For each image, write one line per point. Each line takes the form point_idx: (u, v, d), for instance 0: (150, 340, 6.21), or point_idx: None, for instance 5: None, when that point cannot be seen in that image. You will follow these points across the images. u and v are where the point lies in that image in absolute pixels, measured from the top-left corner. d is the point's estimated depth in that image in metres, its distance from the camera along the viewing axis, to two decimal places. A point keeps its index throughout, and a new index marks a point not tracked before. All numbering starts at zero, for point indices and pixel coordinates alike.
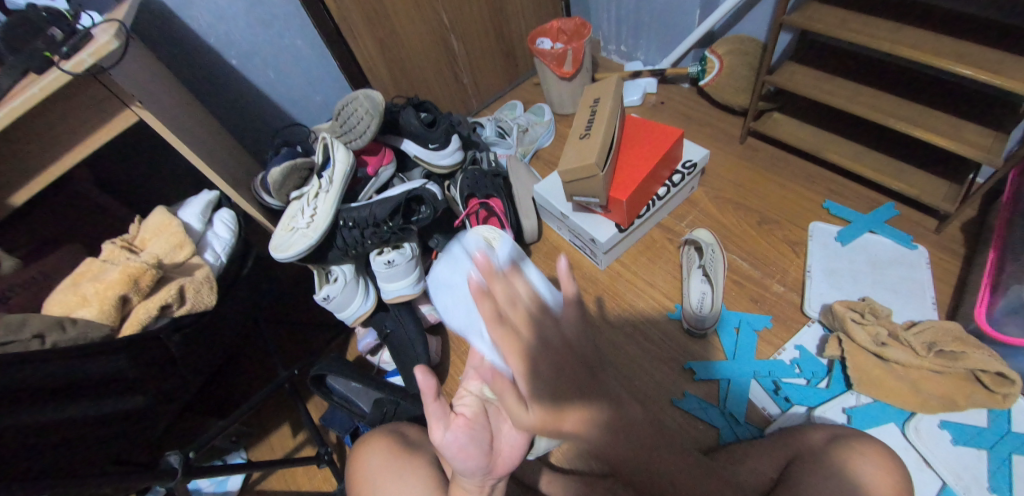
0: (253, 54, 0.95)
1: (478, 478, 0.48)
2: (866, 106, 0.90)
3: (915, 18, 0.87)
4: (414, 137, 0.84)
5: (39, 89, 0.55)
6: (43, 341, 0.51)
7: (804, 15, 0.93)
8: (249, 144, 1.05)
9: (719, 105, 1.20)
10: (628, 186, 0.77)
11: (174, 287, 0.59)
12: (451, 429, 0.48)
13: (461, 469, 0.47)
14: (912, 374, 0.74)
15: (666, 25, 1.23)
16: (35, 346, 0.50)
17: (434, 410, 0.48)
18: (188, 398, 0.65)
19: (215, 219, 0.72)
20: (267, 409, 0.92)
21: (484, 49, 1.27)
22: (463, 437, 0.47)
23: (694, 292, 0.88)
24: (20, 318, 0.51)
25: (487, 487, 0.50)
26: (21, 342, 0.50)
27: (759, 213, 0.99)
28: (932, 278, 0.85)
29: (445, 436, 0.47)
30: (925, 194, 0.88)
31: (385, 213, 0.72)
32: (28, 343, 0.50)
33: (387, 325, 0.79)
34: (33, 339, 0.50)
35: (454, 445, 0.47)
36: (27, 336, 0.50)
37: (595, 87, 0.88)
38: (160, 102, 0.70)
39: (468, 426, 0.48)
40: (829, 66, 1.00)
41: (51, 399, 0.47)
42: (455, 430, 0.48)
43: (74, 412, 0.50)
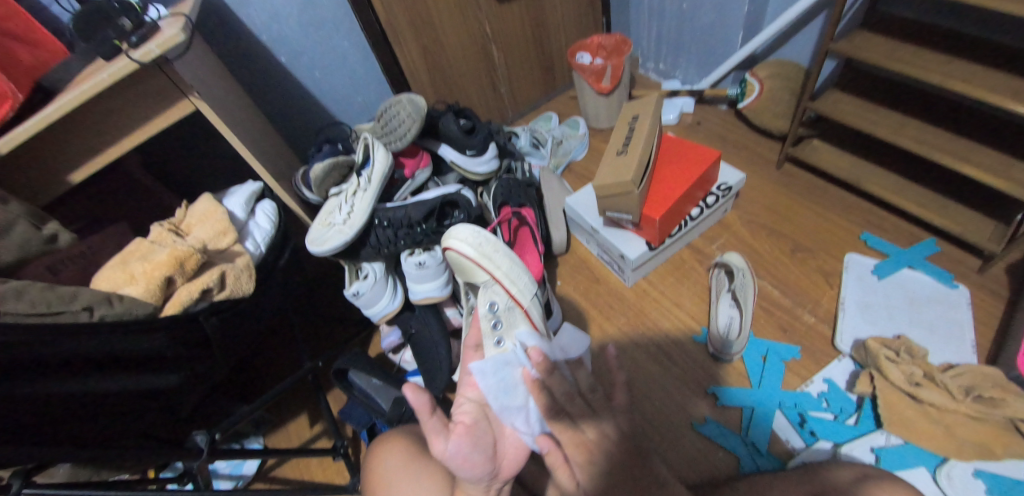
0: (302, 54, 0.98)
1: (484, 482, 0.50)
2: (912, 138, 0.88)
3: (970, 52, 0.84)
4: (452, 142, 0.85)
5: (108, 75, 0.58)
6: (91, 313, 0.53)
7: (852, 43, 0.92)
8: (291, 139, 1.09)
9: (756, 128, 1.19)
10: (662, 204, 0.77)
11: (216, 272, 0.61)
12: (452, 439, 0.48)
13: (465, 477, 0.48)
14: (946, 419, 0.71)
15: (707, 46, 1.23)
16: (83, 318, 0.53)
17: (435, 423, 0.47)
18: (219, 379, 0.66)
19: (257, 210, 0.75)
20: (288, 397, 0.94)
21: (523, 60, 1.29)
22: (466, 448, 0.47)
23: (721, 315, 0.86)
24: (72, 290, 0.53)
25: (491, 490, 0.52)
26: (71, 313, 0.52)
27: (793, 240, 0.97)
28: (973, 320, 0.82)
29: (447, 448, 0.47)
30: (970, 232, 0.85)
31: (420, 215, 0.74)
32: (77, 314, 0.53)
33: (412, 326, 0.80)
34: (82, 311, 0.53)
35: (456, 455, 0.47)
36: (77, 307, 0.52)
37: (634, 104, 0.89)
38: (215, 93, 0.73)
39: (469, 434, 0.49)
40: (875, 96, 0.98)
41: (88, 370, 0.50)
42: (457, 440, 0.48)
43: (108, 385, 0.52)
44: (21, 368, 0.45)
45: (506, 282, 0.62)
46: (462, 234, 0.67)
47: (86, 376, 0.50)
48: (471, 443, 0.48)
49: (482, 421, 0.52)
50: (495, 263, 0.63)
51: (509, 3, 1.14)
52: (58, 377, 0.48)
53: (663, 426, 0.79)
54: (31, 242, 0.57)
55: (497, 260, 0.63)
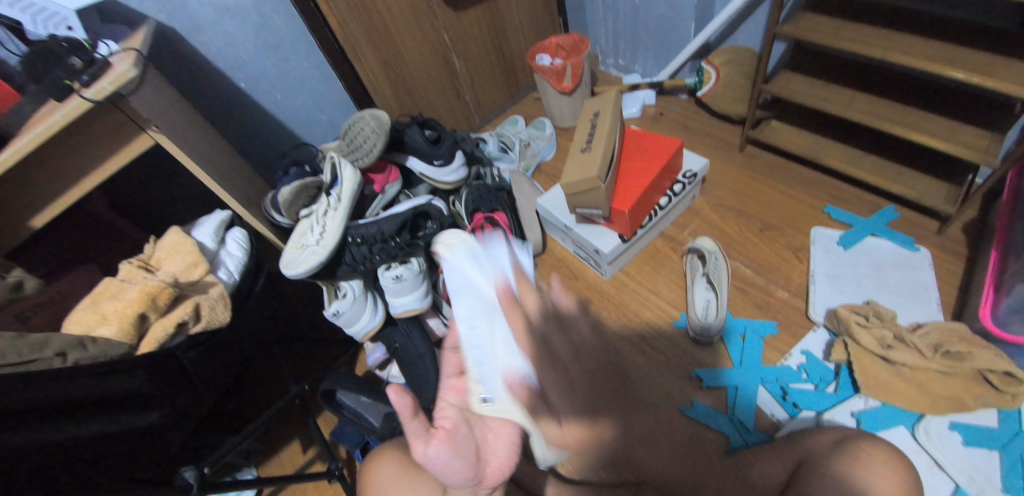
0: (261, 77, 0.98)
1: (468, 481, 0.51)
2: (862, 111, 0.92)
3: (906, 25, 0.89)
4: (419, 154, 0.86)
5: (61, 116, 0.57)
6: (65, 358, 0.52)
7: (797, 25, 0.96)
8: (258, 164, 1.08)
9: (717, 114, 1.22)
10: (630, 197, 0.79)
11: (190, 304, 0.61)
12: (433, 444, 0.49)
13: (446, 481, 0.50)
14: (918, 376, 0.74)
15: (662, 39, 1.26)
16: (57, 364, 0.52)
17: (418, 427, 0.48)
18: (202, 414, 0.66)
19: (227, 238, 0.75)
20: (279, 424, 0.93)
21: (485, 66, 1.31)
22: (445, 453, 0.48)
23: (698, 299, 0.89)
24: (42, 337, 0.52)
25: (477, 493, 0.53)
26: (44, 360, 0.51)
27: (761, 220, 1.00)
28: (935, 280, 0.86)
29: (427, 452, 0.48)
30: (924, 196, 0.89)
31: (392, 230, 0.75)
32: (51, 361, 0.52)
33: (396, 340, 0.80)
34: (55, 357, 0.52)
35: (439, 459, 0.48)
36: (50, 354, 0.51)
37: (595, 101, 0.91)
38: (174, 125, 0.73)
39: (449, 439, 0.50)
40: (824, 73, 1.02)
41: (66, 418, 0.49)
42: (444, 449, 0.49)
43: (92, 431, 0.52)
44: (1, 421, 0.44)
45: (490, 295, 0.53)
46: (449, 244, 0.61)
47: (69, 423, 0.49)
48: (455, 448, 0.50)
49: (462, 426, 0.53)
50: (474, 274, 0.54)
51: (466, 12, 1.16)
52: (38, 427, 0.46)
53: (653, 413, 0.80)
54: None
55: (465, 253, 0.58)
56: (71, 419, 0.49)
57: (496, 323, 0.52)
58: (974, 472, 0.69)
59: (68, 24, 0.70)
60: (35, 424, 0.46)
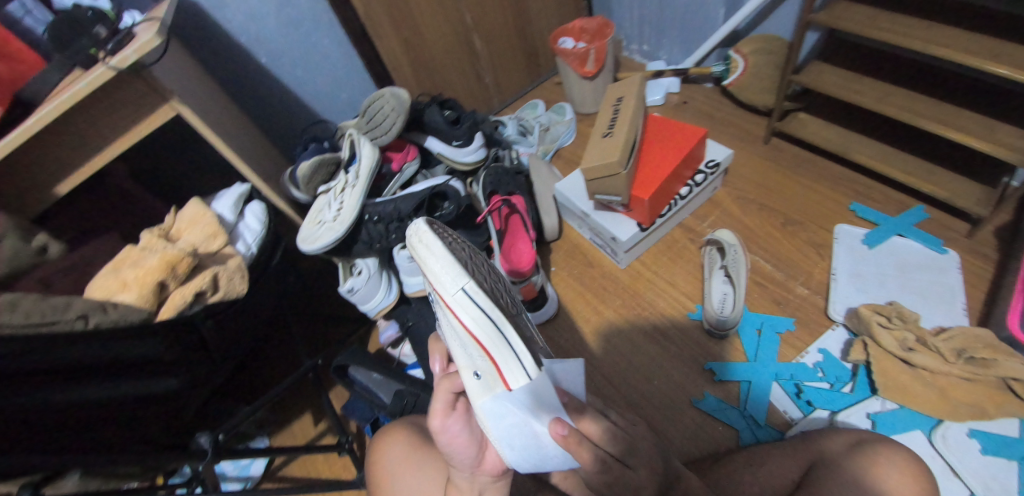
0: (282, 52, 0.97)
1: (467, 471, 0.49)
2: (895, 106, 0.88)
3: (949, 16, 0.84)
4: (439, 134, 0.85)
5: (86, 84, 0.57)
6: (87, 321, 0.53)
7: (832, 13, 0.92)
8: (277, 140, 1.08)
9: (742, 105, 1.19)
10: (651, 185, 0.77)
11: (209, 275, 0.61)
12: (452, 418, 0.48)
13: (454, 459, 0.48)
14: (939, 382, 0.73)
15: (690, 25, 1.22)
16: (79, 326, 0.52)
17: (440, 400, 0.47)
18: (217, 384, 0.67)
19: (246, 211, 0.75)
20: (291, 397, 0.95)
21: (506, 48, 1.28)
22: (457, 427, 0.47)
23: (715, 292, 0.87)
24: (64, 300, 0.53)
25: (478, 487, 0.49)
26: (66, 322, 0.52)
27: (784, 214, 0.98)
28: (962, 284, 0.83)
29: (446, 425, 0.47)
30: (956, 197, 0.86)
31: (409, 208, 0.74)
32: (72, 323, 0.53)
33: (409, 318, 0.81)
34: (77, 319, 0.53)
35: (455, 436, 0.47)
36: (72, 316, 0.52)
37: (618, 85, 0.88)
38: (195, 97, 0.73)
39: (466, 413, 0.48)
40: (858, 65, 0.98)
41: (84, 379, 0.50)
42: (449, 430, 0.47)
43: (112, 394, 0.53)
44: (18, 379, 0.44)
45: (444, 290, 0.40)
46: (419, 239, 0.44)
47: (86, 384, 0.50)
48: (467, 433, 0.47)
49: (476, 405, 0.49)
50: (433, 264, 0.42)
51: None
52: (56, 388, 0.47)
53: (663, 404, 0.80)
54: (20, 254, 0.59)
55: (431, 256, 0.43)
56: (92, 380, 0.50)
57: (450, 315, 0.41)
58: (991, 480, 0.67)
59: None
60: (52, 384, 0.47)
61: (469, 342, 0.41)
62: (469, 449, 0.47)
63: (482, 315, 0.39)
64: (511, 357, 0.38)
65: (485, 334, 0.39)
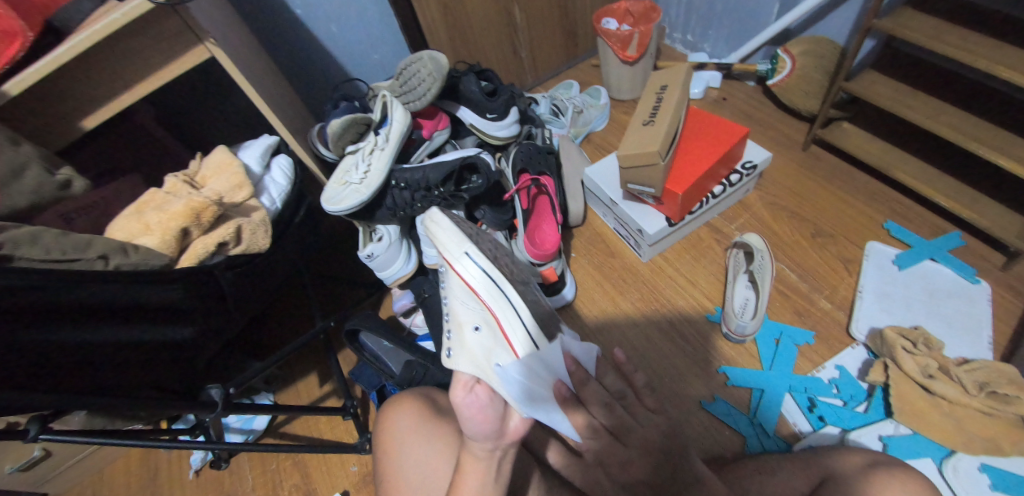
0: (318, 5, 0.94)
1: (490, 442, 0.44)
2: (949, 126, 0.84)
3: (1022, 36, 0.80)
4: (473, 105, 0.83)
5: (122, 15, 0.55)
6: (107, 262, 0.53)
7: (896, 21, 0.87)
8: (306, 96, 1.06)
9: (784, 107, 1.15)
10: (686, 180, 0.75)
11: (233, 226, 0.60)
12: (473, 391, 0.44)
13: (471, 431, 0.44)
14: (957, 412, 0.71)
15: (740, 19, 1.17)
16: (99, 266, 0.52)
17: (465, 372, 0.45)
18: (230, 336, 0.67)
19: (272, 164, 0.73)
20: (300, 355, 0.95)
21: (546, 24, 1.24)
22: (484, 398, 0.43)
23: (736, 297, 0.85)
24: (86, 238, 0.52)
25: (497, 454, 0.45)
26: (87, 261, 0.51)
27: (815, 225, 0.95)
28: (991, 316, 0.81)
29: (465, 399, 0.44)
30: (997, 227, 0.83)
31: (438, 178, 0.72)
32: (93, 262, 0.52)
33: (425, 290, 0.80)
34: (98, 259, 0.52)
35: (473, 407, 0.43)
36: (93, 256, 0.52)
37: (663, 73, 0.85)
38: (230, 42, 0.71)
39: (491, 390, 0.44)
40: (914, 78, 0.94)
41: (98, 321, 0.50)
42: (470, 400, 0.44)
43: (127, 336, 0.52)
44: (29, 311, 0.44)
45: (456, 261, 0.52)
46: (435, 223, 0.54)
47: (99, 325, 0.50)
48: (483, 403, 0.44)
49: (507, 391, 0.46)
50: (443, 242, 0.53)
51: None
52: (67, 327, 0.47)
53: (673, 403, 0.79)
54: (44, 188, 0.56)
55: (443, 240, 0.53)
56: (107, 320, 0.50)
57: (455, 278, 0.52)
58: None
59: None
60: (65, 321, 0.47)
61: (470, 298, 0.51)
62: (486, 421, 0.43)
63: (485, 275, 0.51)
64: (511, 307, 0.49)
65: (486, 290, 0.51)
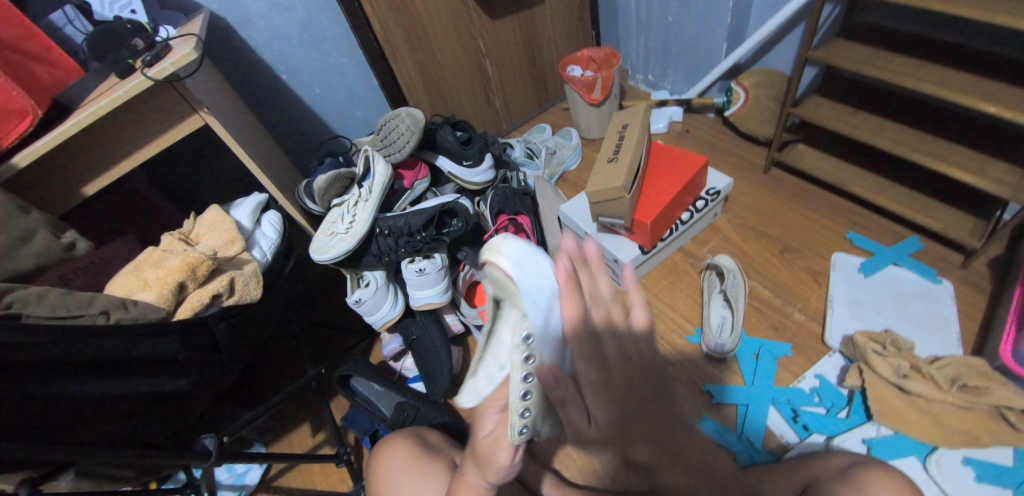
0: (302, 69, 1.02)
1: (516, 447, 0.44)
2: (890, 140, 0.91)
3: (941, 56, 0.89)
4: (450, 154, 0.89)
5: (124, 92, 0.61)
6: (108, 317, 0.55)
7: (830, 51, 0.96)
8: (293, 154, 1.12)
9: (743, 135, 1.23)
10: (653, 209, 0.80)
11: (225, 278, 0.64)
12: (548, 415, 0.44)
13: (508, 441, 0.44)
14: (934, 408, 0.74)
15: (693, 58, 1.27)
16: (100, 321, 0.55)
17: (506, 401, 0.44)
18: (224, 387, 0.68)
19: (263, 219, 0.78)
20: (292, 405, 0.96)
21: (516, 74, 1.34)
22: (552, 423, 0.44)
23: (714, 316, 0.89)
24: (89, 295, 0.55)
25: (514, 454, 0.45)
26: (89, 317, 0.54)
27: (782, 242, 1.00)
28: (957, 314, 0.85)
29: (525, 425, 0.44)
30: (950, 229, 0.88)
31: (419, 224, 0.76)
32: (96, 318, 0.55)
33: (413, 331, 0.83)
34: (99, 314, 0.55)
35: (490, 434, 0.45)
36: (94, 312, 0.55)
37: (624, 113, 0.92)
38: (222, 109, 0.76)
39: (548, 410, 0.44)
40: (855, 100, 1.02)
41: (98, 373, 0.52)
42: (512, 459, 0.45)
43: (122, 388, 0.54)
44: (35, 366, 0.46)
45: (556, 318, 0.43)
46: (505, 250, 0.44)
47: (101, 377, 0.52)
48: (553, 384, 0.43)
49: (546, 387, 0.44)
50: (518, 266, 0.44)
51: (501, 19, 1.19)
52: (70, 380, 0.49)
53: None
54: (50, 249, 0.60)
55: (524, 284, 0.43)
56: (107, 373, 0.52)
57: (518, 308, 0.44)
58: None
59: (132, 9, 0.74)
60: (64, 374, 0.49)
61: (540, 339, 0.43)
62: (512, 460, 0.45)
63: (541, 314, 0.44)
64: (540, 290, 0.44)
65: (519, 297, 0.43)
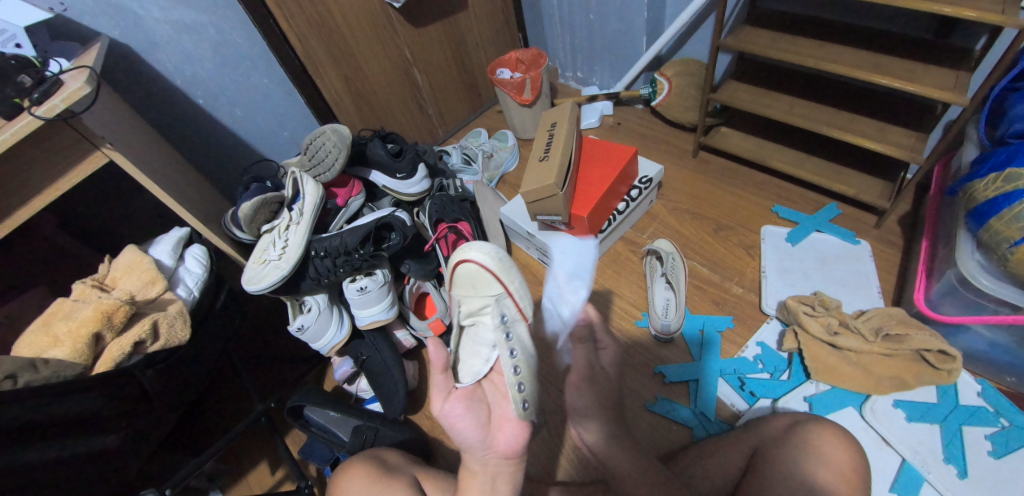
0: (220, 93, 0.97)
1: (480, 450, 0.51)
2: (800, 116, 0.98)
3: (833, 35, 0.96)
4: (382, 167, 0.88)
5: (10, 135, 0.55)
6: (16, 381, 0.50)
7: (739, 37, 1.02)
8: (219, 181, 1.07)
9: (670, 122, 1.29)
10: (588, 203, 0.82)
11: (147, 323, 0.59)
12: (450, 400, 0.51)
13: (457, 438, 0.51)
14: (863, 359, 0.78)
15: (616, 53, 1.32)
16: (7, 386, 0.49)
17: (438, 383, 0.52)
18: (163, 438, 0.64)
19: (186, 255, 0.73)
20: (245, 445, 0.90)
21: (446, 81, 1.34)
22: (461, 408, 0.50)
23: (658, 299, 0.92)
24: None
25: (492, 466, 0.52)
26: None
27: (715, 221, 1.06)
28: (875, 270, 0.92)
29: (444, 407, 0.50)
30: (862, 193, 0.96)
31: (355, 241, 0.75)
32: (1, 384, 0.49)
33: (363, 352, 0.81)
34: (5, 379, 0.50)
35: (456, 417, 0.50)
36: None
37: (553, 111, 0.94)
38: (129, 142, 0.71)
39: (465, 396, 0.51)
40: (765, 81, 1.09)
41: (28, 440, 0.47)
42: (506, 433, 0.51)
43: (53, 452, 0.50)
44: None
45: (518, 295, 0.53)
46: (478, 248, 0.54)
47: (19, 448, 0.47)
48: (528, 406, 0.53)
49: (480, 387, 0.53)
50: (487, 254, 0.53)
51: (425, 27, 1.19)
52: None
53: (621, 411, 0.83)
54: None
55: (512, 272, 0.53)
56: (35, 437, 0.48)
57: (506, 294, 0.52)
58: (919, 446, 0.73)
59: (17, 42, 0.65)
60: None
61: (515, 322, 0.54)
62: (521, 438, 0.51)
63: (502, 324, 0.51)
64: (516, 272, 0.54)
65: (496, 265, 0.52)
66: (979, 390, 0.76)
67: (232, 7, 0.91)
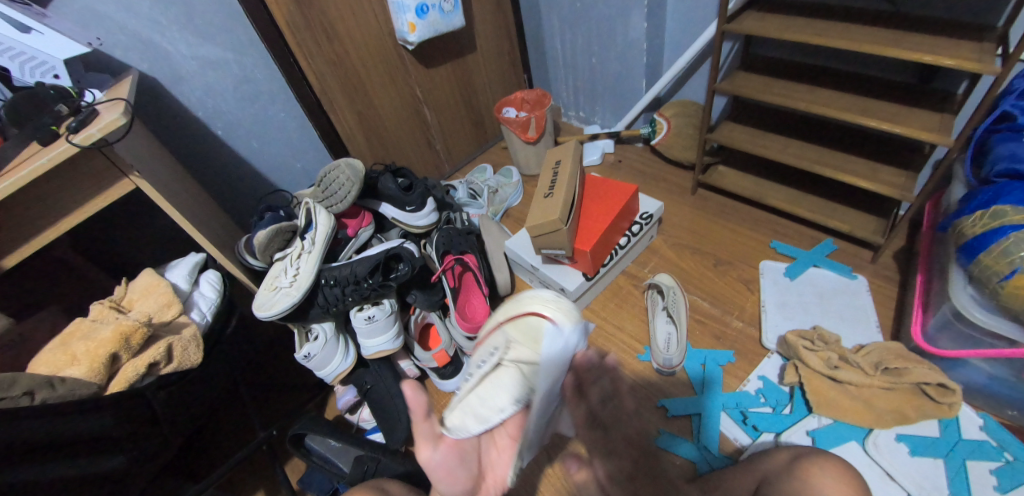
0: (239, 125, 1.02)
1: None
2: (793, 155, 1.02)
3: (822, 81, 1.02)
4: (392, 200, 0.92)
5: (48, 160, 0.58)
6: (32, 398, 0.52)
7: (733, 81, 1.08)
8: (232, 211, 1.10)
9: (669, 160, 1.34)
10: (591, 238, 0.85)
11: (163, 345, 0.61)
12: (439, 449, 0.52)
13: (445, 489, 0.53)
14: (864, 394, 0.79)
15: (616, 95, 1.39)
16: (23, 403, 0.51)
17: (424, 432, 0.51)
18: (166, 461, 0.64)
19: (200, 280, 0.75)
20: (243, 475, 0.89)
21: (454, 118, 1.41)
22: (451, 460, 0.52)
23: (660, 333, 0.93)
24: (9, 376, 0.52)
25: None
26: (10, 399, 0.50)
27: (714, 255, 1.08)
28: (873, 305, 0.93)
29: (433, 456, 0.51)
30: (857, 229, 0.99)
31: (365, 271, 0.78)
32: (17, 400, 0.51)
33: (367, 381, 0.82)
34: (22, 396, 0.51)
35: (439, 466, 0.52)
36: (17, 393, 0.51)
37: (557, 149, 0.98)
38: (154, 171, 0.75)
39: (455, 447, 0.53)
40: (758, 123, 1.15)
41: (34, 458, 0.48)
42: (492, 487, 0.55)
43: (54, 474, 0.50)
44: None
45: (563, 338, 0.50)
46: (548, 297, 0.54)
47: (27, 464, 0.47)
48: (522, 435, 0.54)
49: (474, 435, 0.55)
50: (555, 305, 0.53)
51: (435, 68, 1.27)
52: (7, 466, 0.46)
53: None
54: None
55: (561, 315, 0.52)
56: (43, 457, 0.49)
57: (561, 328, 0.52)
58: (924, 481, 0.72)
59: (55, 73, 0.70)
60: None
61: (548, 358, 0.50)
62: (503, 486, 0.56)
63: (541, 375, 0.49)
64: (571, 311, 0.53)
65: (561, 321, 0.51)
66: (981, 424, 0.76)
67: (257, 46, 0.97)
